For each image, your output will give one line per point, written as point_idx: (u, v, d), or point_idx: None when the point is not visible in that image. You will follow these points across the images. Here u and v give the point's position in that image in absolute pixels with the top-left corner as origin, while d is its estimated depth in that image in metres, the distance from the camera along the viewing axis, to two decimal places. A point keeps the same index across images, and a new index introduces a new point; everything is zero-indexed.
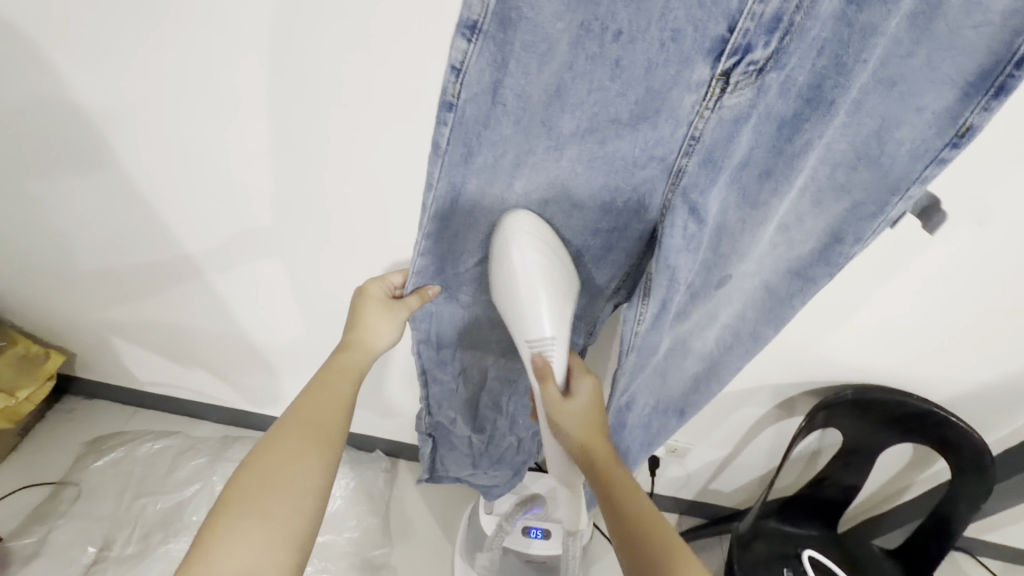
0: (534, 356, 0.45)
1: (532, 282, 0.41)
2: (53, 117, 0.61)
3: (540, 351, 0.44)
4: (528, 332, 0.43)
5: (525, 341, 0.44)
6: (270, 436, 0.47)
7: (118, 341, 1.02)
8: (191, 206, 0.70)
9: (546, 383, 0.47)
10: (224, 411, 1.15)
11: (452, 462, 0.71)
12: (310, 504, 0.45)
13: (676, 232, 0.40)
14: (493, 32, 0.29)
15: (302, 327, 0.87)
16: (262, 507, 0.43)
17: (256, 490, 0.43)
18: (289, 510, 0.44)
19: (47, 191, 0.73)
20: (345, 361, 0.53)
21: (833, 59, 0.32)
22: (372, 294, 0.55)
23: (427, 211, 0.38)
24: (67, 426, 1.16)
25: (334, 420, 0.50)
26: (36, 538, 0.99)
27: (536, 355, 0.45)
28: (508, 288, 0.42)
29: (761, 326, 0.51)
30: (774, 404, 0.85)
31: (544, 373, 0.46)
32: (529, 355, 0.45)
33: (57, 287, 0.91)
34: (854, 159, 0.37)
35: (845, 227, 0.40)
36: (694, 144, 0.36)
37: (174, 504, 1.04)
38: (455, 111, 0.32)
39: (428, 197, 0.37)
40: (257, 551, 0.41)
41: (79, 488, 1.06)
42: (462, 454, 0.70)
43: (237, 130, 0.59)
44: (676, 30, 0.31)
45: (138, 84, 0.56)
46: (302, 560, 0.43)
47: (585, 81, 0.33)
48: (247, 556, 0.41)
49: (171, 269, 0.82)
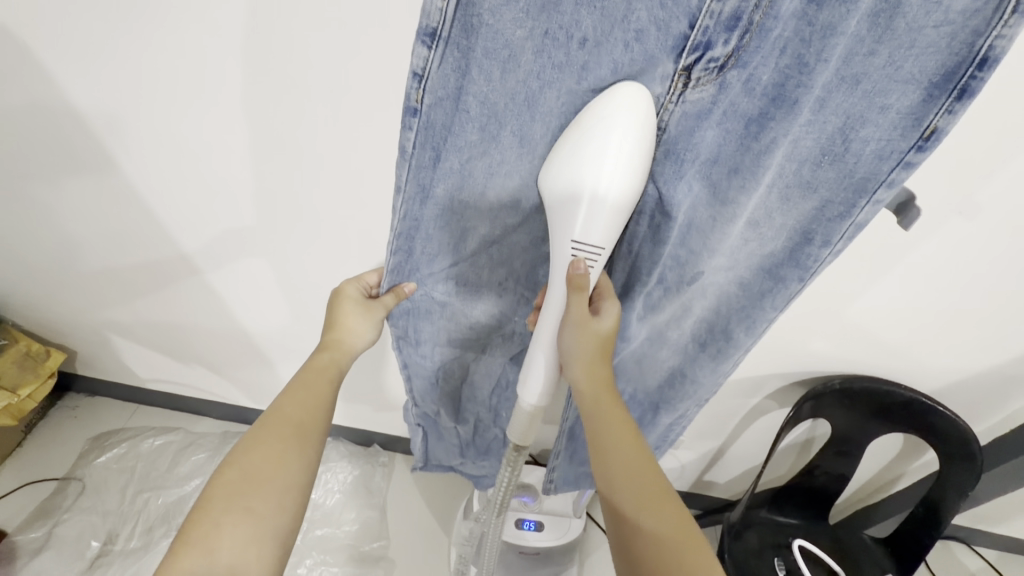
0: (574, 262, 0.41)
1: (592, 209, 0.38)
2: (47, 121, 0.63)
3: (582, 257, 0.41)
4: (574, 235, 0.39)
5: (570, 243, 0.40)
6: (250, 437, 0.48)
7: (116, 338, 1.04)
8: (179, 203, 0.71)
9: (578, 295, 0.44)
10: (224, 407, 1.17)
11: (441, 453, 0.73)
12: (293, 501, 0.46)
13: (643, 220, 0.45)
14: (455, 39, 0.30)
15: (297, 324, 0.89)
16: (245, 506, 0.44)
17: (238, 490, 0.45)
18: (269, 506, 0.45)
19: (42, 194, 0.74)
20: (324, 362, 0.55)
21: (796, 57, 0.33)
22: (348, 295, 0.56)
23: (395, 212, 0.39)
24: (69, 423, 1.18)
25: (314, 419, 0.51)
26: (42, 532, 1.01)
27: (577, 261, 0.41)
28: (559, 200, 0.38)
29: (733, 327, 0.51)
30: (763, 396, 0.86)
31: (579, 283, 0.43)
32: (569, 259, 0.41)
33: (55, 287, 0.92)
34: (820, 156, 0.36)
35: (815, 227, 0.40)
36: (660, 135, 0.38)
37: (176, 499, 1.06)
38: (420, 116, 0.33)
39: (398, 199, 0.38)
40: (242, 549, 0.42)
41: (82, 483, 1.08)
42: (450, 445, 0.71)
43: (225, 132, 0.60)
44: (640, 30, 0.32)
45: (121, 79, 0.56)
46: (285, 557, 0.45)
47: (553, 89, 0.34)
48: (233, 553, 0.42)
49: (166, 267, 0.83)
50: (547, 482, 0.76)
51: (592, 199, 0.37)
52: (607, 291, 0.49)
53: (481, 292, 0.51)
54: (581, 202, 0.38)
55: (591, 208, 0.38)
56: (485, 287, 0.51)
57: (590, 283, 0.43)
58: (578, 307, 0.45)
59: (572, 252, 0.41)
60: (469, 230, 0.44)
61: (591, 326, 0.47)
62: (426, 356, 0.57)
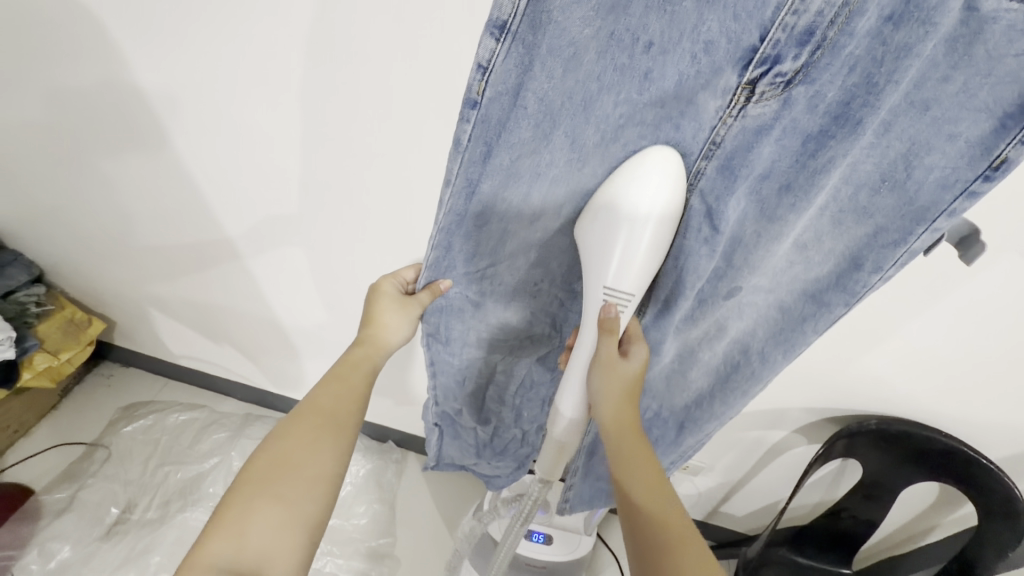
0: (606, 305, 0.44)
1: (630, 243, 0.40)
2: (110, 97, 0.66)
3: (614, 301, 0.44)
4: (606, 281, 0.42)
5: (602, 288, 0.43)
6: (285, 425, 0.49)
7: (154, 313, 1.07)
8: (228, 184, 0.72)
9: (608, 336, 0.46)
10: (248, 389, 1.20)
11: (456, 450, 0.72)
12: (323, 490, 0.47)
13: (691, 233, 0.40)
14: (522, 34, 0.28)
15: (326, 313, 0.90)
16: (275, 492, 0.45)
17: (271, 477, 0.46)
18: (300, 494, 0.46)
19: (101, 167, 0.78)
20: (359, 356, 0.55)
21: (865, 77, 0.30)
22: (384, 291, 0.57)
23: (440, 205, 0.38)
24: (103, 389, 1.22)
25: (348, 412, 0.52)
26: (66, 494, 1.04)
27: (608, 304, 0.44)
28: (598, 236, 0.40)
29: (769, 351, 0.49)
30: (794, 429, 0.82)
31: (609, 326, 0.45)
32: (601, 303, 0.44)
33: (102, 258, 0.96)
34: (878, 181, 0.35)
35: (865, 254, 0.38)
36: (715, 148, 0.35)
37: (194, 475, 1.09)
38: (478, 109, 0.31)
39: (445, 193, 0.36)
40: (270, 534, 0.43)
41: (108, 450, 1.11)
42: (466, 444, 0.71)
43: (276, 120, 0.61)
44: (710, 41, 0.30)
45: (186, 62, 0.58)
46: (313, 546, 0.45)
47: (612, 93, 0.32)
48: (261, 537, 0.43)
49: (211, 250, 0.86)
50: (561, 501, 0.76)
51: (623, 255, 0.40)
52: (636, 334, 0.50)
53: (515, 297, 0.51)
54: (614, 257, 0.41)
55: (623, 261, 0.40)
56: (521, 291, 0.50)
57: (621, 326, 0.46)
58: (607, 347, 0.47)
59: (604, 297, 0.43)
60: (510, 233, 0.42)
61: (620, 368, 0.48)
62: (456, 352, 0.56)
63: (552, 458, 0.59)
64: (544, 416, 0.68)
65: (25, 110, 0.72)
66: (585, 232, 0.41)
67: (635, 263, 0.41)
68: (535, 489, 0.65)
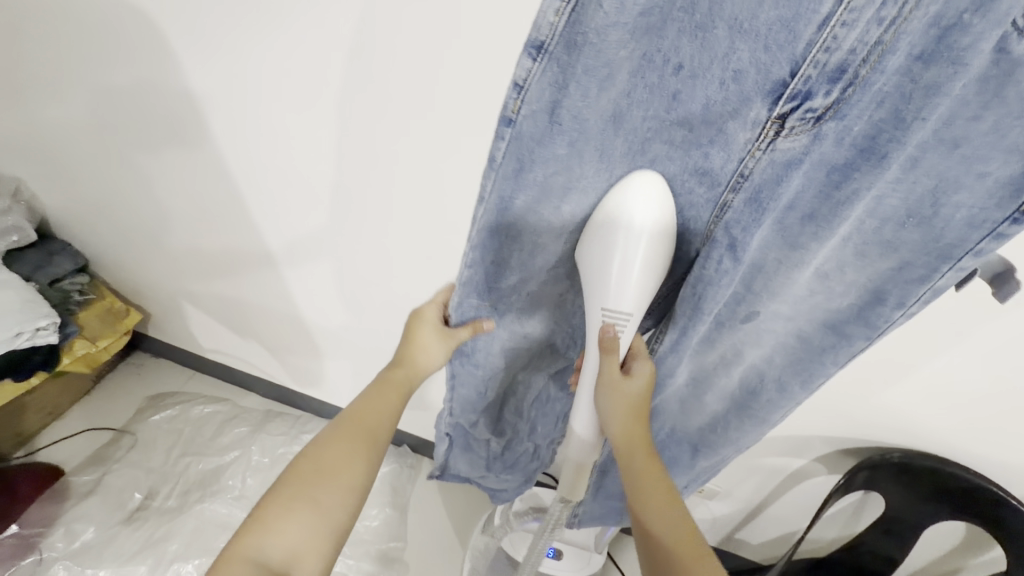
0: (605, 325, 0.45)
1: (626, 264, 0.41)
2: (162, 98, 0.69)
3: (612, 322, 0.44)
4: (605, 302, 0.43)
5: (600, 309, 0.44)
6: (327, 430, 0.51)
7: (187, 307, 1.11)
8: (265, 186, 0.75)
9: (608, 356, 0.46)
10: (270, 385, 1.23)
11: (464, 463, 0.71)
12: (353, 501, 0.49)
13: (710, 264, 0.40)
14: (558, 56, 0.29)
15: (350, 315, 0.92)
16: (310, 496, 0.47)
17: (308, 481, 0.48)
18: (333, 502, 0.48)
19: (148, 166, 0.82)
20: (398, 371, 0.56)
21: (893, 112, 0.31)
22: (427, 319, 0.56)
23: (475, 221, 0.38)
24: (133, 378, 1.27)
25: (383, 425, 0.53)
26: (94, 477, 1.08)
27: (607, 325, 0.45)
28: (597, 260, 0.41)
29: (786, 379, 0.49)
30: (813, 457, 0.81)
31: (610, 346, 0.45)
32: (600, 324, 0.45)
33: (142, 251, 1.00)
34: (904, 216, 0.35)
35: (889, 287, 0.39)
36: (742, 181, 0.36)
37: (214, 467, 1.12)
38: (514, 127, 0.32)
39: (478, 210, 0.37)
40: (301, 537, 0.46)
41: (135, 437, 1.15)
42: (477, 456, 0.71)
43: (316, 127, 0.63)
44: (739, 71, 0.30)
45: (237, 69, 0.61)
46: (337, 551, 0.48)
47: (641, 109, 0.33)
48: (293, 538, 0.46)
49: (245, 248, 0.89)
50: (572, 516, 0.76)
51: (620, 276, 0.41)
52: (640, 349, 0.50)
53: (536, 310, 0.52)
54: (612, 278, 0.42)
55: (621, 283, 0.42)
56: (543, 305, 0.51)
57: (622, 344, 0.46)
58: (610, 366, 0.47)
59: (603, 318, 0.44)
60: (540, 247, 0.43)
61: (624, 385, 0.49)
62: (480, 365, 0.56)
63: (573, 480, 0.59)
64: (557, 430, 0.70)
65: (85, 107, 0.76)
66: (584, 256, 0.42)
67: (632, 284, 0.42)
68: (557, 511, 0.64)
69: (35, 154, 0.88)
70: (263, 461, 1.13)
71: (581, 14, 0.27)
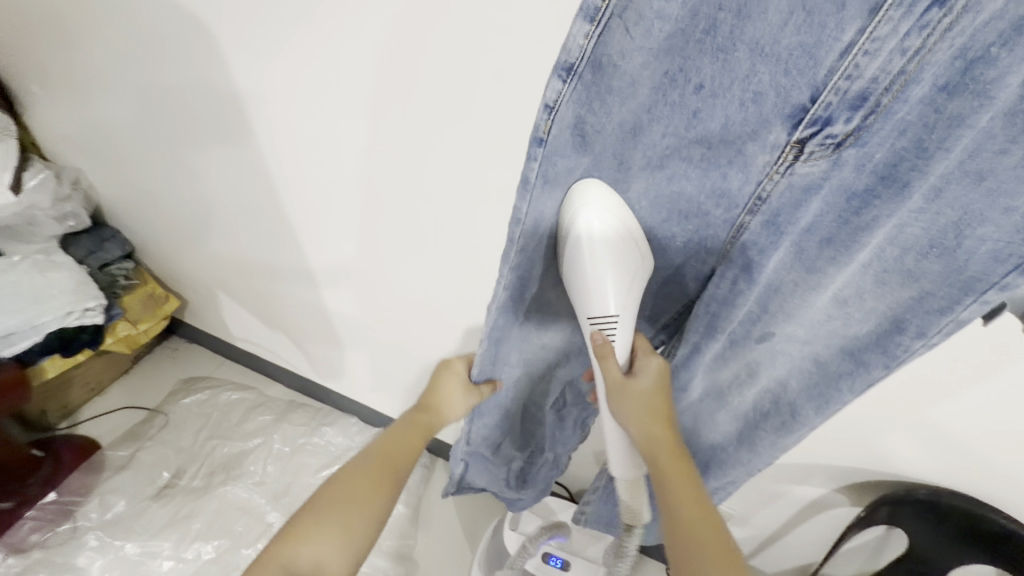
0: (593, 333, 0.43)
1: (601, 264, 0.39)
2: (210, 98, 0.73)
3: (600, 329, 0.43)
4: (590, 310, 0.42)
5: (587, 318, 0.42)
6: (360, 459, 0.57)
7: (222, 296, 1.16)
8: (301, 184, 0.79)
9: (605, 362, 0.44)
10: (295, 376, 1.27)
11: (483, 481, 0.71)
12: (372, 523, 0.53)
13: (724, 284, 0.41)
14: (586, 76, 0.30)
15: (376, 312, 0.95)
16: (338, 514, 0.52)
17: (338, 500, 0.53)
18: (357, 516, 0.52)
19: (194, 161, 0.87)
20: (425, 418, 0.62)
21: (915, 141, 0.30)
22: (454, 373, 0.63)
23: (512, 240, 0.39)
24: (168, 361, 1.33)
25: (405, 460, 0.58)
26: (128, 452, 1.14)
27: (596, 333, 0.43)
28: (574, 270, 0.40)
29: (801, 403, 0.48)
30: (835, 487, 0.78)
31: (604, 351, 0.44)
32: (589, 332, 0.43)
33: (184, 241, 1.06)
34: (927, 246, 0.34)
35: (909, 317, 0.38)
36: (760, 204, 0.36)
37: (238, 452, 1.17)
38: (544, 146, 0.33)
39: (514, 230, 0.39)
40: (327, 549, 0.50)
41: (167, 418, 1.21)
42: (495, 474, 0.70)
43: (350, 130, 0.66)
44: (759, 93, 0.30)
45: (279, 74, 0.65)
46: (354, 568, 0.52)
47: (660, 124, 0.32)
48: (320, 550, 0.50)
49: (280, 243, 0.92)
50: (578, 513, 0.82)
51: (602, 280, 0.40)
52: (643, 345, 0.48)
53: (550, 320, 0.52)
54: (594, 286, 0.40)
55: (604, 287, 0.40)
56: (557, 314, 0.52)
57: (616, 348, 0.44)
58: (613, 371, 0.45)
59: (591, 327, 0.43)
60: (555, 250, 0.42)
61: (632, 388, 0.46)
62: (501, 385, 0.58)
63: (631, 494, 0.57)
64: (574, 438, 0.70)
65: (139, 104, 0.82)
66: (565, 270, 0.41)
67: (618, 285, 0.40)
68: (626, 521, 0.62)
69: (94, 148, 0.95)
70: (284, 449, 1.18)
71: (606, 36, 0.28)
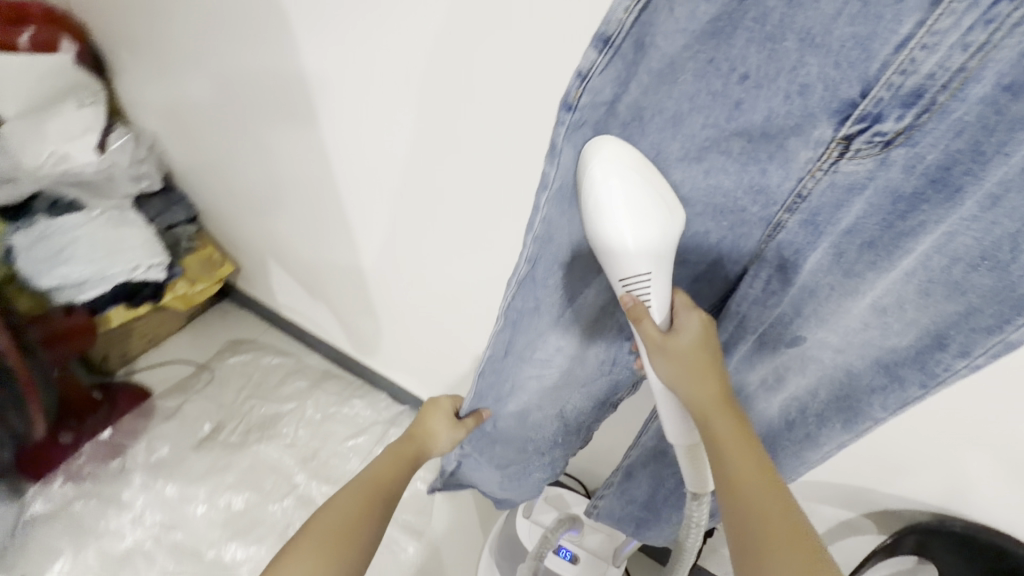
0: (624, 296, 0.40)
1: (630, 221, 0.35)
2: (274, 71, 0.77)
3: (630, 289, 0.39)
4: (620, 271, 0.38)
5: (618, 280, 0.39)
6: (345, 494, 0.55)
7: (272, 264, 1.22)
8: (351, 161, 0.81)
9: (638, 320, 0.41)
10: (330, 348, 1.31)
11: (473, 472, 0.73)
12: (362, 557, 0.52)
13: (757, 284, 0.41)
14: (625, 51, 0.29)
15: (411, 291, 0.98)
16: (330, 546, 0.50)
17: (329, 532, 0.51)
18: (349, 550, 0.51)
19: (256, 133, 0.91)
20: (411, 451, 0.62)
21: (972, 144, 0.29)
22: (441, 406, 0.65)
23: (538, 209, 0.36)
24: (217, 323, 1.40)
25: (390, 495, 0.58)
26: (175, 402, 1.23)
27: (626, 295, 0.40)
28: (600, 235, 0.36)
29: (828, 416, 0.48)
30: (862, 513, 0.75)
31: (636, 310, 0.40)
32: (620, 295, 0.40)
33: (241, 209, 1.12)
34: (978, 258, 0.33)
35: (952, 333, 0.37)
36: (799, 202, 0.35)
37: (274, 413, 1.23)
38: (574, 114, 0.32)
39: (541, 197, 0.36)
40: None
41: (212, 375, 1.28)
42: (486, 470, 0.71)
43: (399, 111, 0.68)
44: (806, 85, 0.30)
45: (339, 53, 0.67)
46: None
47: (702, 115, 0.32)
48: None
49: (328, 216, 0.96)
50: (590, 505, 0.81)
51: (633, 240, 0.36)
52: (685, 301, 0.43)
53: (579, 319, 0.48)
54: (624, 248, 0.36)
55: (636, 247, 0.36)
56: None
57: (648, 306, 0.40)
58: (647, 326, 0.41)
59: (622, 289, 0.39)
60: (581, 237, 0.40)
61: (670, 345, 0.42)
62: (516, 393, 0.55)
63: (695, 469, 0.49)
64: (571, 447, 0.69)
65: (212, 76, 0.87)
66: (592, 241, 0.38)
67: (651, 242, 0.36)
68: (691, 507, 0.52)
69: (169, 116, 1.02)
70: (315, 416, 1.24)
71: (651, 16, 0.28)
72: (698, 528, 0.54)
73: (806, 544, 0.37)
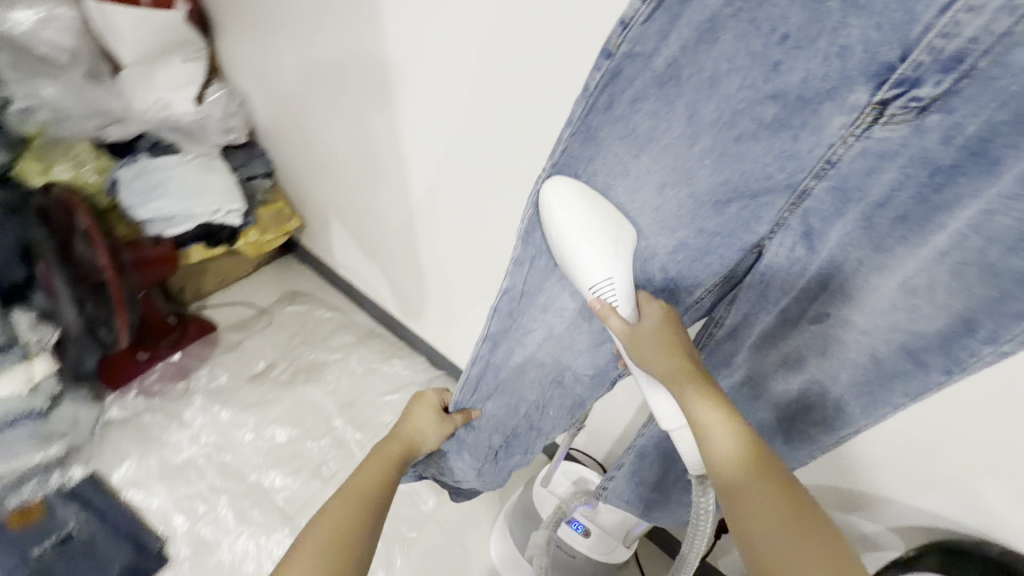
0: (593, 301, 0.44)
1: (589, 230, 0.41)
2: (352, 36, 0.83)
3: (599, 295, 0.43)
4: (586, 279, 0.43)
5: (586, 288, 0.43)
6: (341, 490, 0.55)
7: (333, 222, 1.30)
8: (410, 126, 0.86)
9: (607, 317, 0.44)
10: (377, 308, 1.39)
11: (458, 451, 0.74)
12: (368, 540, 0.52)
13: (781, 251, 0.42)
14: (668, 4, 0.32)
15: (456, 258, 1.01)
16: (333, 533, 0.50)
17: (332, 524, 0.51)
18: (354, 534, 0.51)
19: (329, 95, 0.98)
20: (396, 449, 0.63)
21: (1015, 115, 0.28)
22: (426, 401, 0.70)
23: (558, 143, 0.39)
24: (280, 274, 1.51)
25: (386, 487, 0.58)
26: (238, 337, 1.35)
27: (596, 300, 0.43)
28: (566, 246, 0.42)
29: (847, 401, 0.48)
30: (889, 526, 0.73)
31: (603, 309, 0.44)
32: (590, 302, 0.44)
33: (311, 167, 1.21)
34: (1016, 240, 0.32)
35: (983, 320, 0.36)
36: (828, 168, 0.36)
37: (321, 360, 1.32)
38: (611, 61, 0.34)
39: (564, 133, 0.39)
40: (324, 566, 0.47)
41: (270, 320, 1.39)
42: (478, 444, 0.72)
43: (462, 77, 0.71)
44: (845, 47, 0.30)
45: (413, 19, 0.72)
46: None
47: (738, 76, 0.34)
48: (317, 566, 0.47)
49: (386, 178, 1.02)
50: (600, 489, 0.81)
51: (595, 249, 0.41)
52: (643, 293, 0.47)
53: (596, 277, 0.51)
54: (588, 255, 0.42)
55: (598, 256, 0.41)
56: None
57: (613, 303, 0.44)
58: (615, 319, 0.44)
59: (591, 295, 0.43)
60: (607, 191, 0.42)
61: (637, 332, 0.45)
62: (525, 343, 0.58)
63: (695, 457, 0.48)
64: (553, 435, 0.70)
65: (298, 37, 0.94)
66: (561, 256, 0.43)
67: (608, 251, 0.41)
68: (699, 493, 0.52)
69: (257, 73, 1.11)
70: (357, 369, 1.32)
71: None
72: (708, 516, 0.54)
73: (799, 515, 0.39)
